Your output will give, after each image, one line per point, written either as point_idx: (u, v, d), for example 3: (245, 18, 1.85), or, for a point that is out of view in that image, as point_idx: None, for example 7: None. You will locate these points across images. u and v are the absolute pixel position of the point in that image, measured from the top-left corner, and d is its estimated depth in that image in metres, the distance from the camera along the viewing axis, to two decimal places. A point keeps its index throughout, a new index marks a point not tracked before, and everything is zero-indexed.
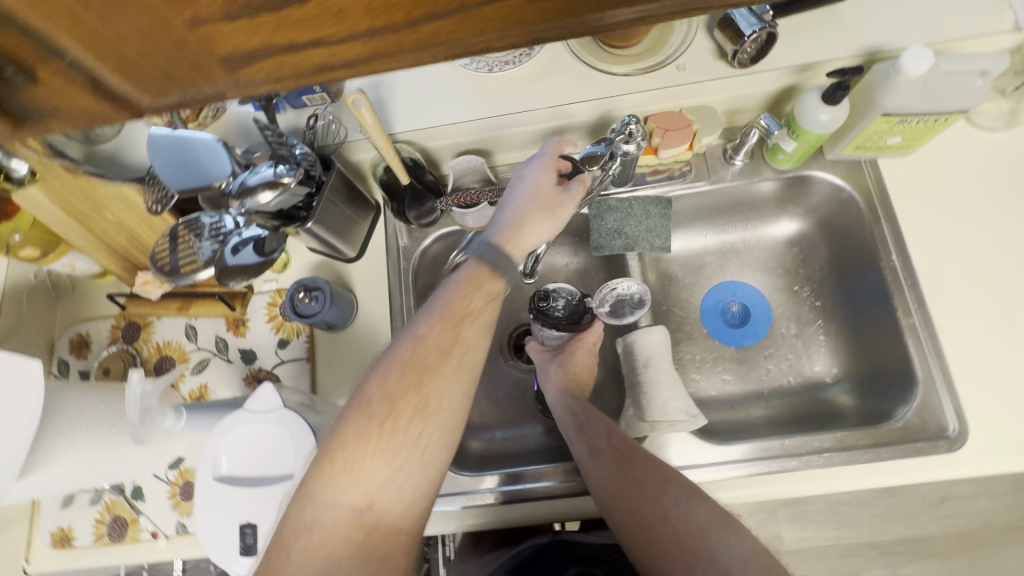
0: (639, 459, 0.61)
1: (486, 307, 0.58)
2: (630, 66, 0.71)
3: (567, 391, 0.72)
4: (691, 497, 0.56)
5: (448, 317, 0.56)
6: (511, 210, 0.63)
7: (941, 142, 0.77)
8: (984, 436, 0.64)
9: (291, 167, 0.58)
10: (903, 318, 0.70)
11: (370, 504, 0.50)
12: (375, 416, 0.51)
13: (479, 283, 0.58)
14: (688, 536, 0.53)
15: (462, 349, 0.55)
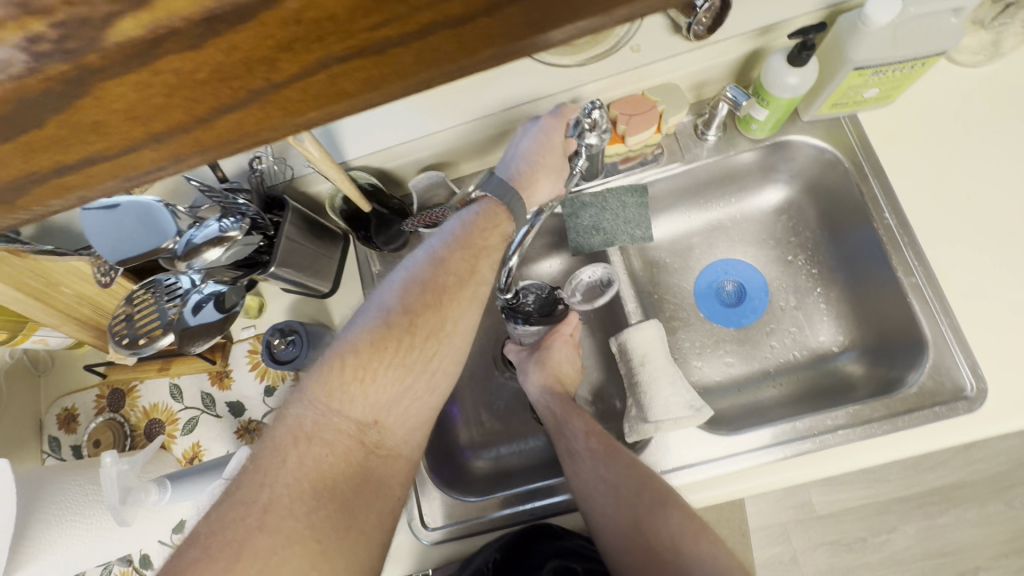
0: (618, 460, 0.61)
1: (473, 263, 0.58)
2: (581, 56, 0.67)
3: (548, 390, 0.71)
4: (666, 507, 0.57)
5: (467, 246, 0.58)
6: (521, 168, 0.65)
7: (923, 86, 0.72)
8: (1006, 391, 0.61)
9: (237, 219, 0.56)
10: (903, 276, 0.67)
11: (374, 422, 0.50)
12: (393, 331, 0.52)
13: (490, 217, 0.60)
14: (659, 550, 0.56)
15: (478, 281, 0.57)
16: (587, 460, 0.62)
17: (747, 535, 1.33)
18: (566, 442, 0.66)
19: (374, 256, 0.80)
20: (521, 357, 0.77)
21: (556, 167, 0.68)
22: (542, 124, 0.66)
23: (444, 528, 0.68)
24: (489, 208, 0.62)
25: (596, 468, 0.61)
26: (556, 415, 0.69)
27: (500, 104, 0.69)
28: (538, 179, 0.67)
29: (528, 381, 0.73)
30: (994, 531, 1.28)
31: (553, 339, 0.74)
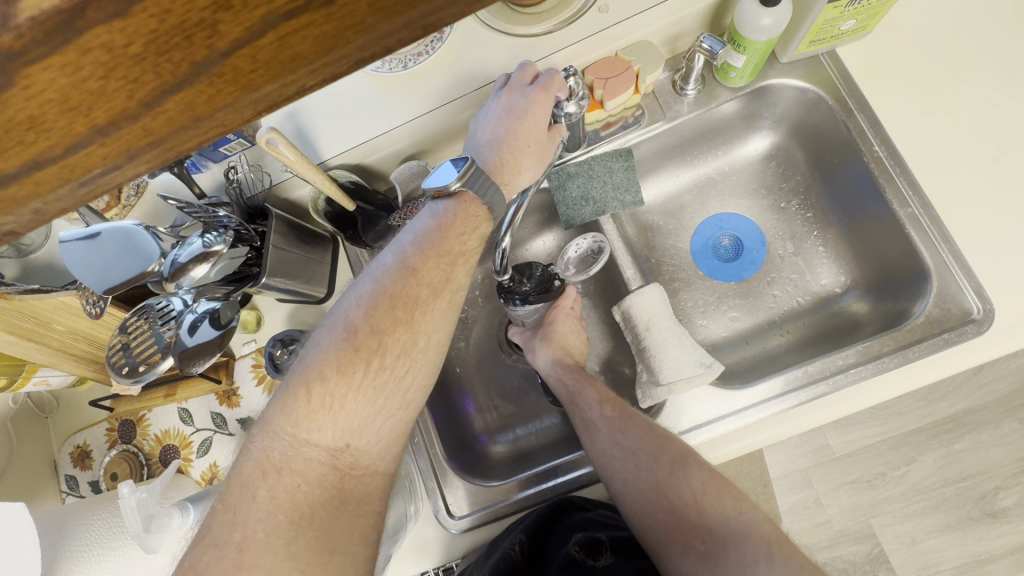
0: (636, 425, 0.61)
1: (443, 270, 0.56)
2: (548, 24, 0.65)
3: (559, 362, 0.70)
4: (687, 468, 0.57)
5: (442, 252, 0.56)
6: (496, 151, 0.61)
7: (900, 11, 0.70)
8: (1010, 310, 0.61)
9: (220, 232, 0.54)
10: (899, 210, 0.66)
11: (346, 445, 0.49)
12: (361, 352, 0.51)
13: (470, 214, 0.58)
14: (683, 509, 0.56)
15: (453, 289, 0.57)
16: (604, 429, 0.62)
17: (769, 485, 1.35)
18: (581, 414, 0.65)
19: (366, 254, 0.79)
20: (524, 337, 0.77)
21: (538, 151, 0.64)
22: (520, 105, 0.61)
23: (470, 515, 0.68)
24: (461, 207, 0.58)
25: (612, 435, 0.61)
26: (566, 394, 0.69)
27: (473, 83, 0.67)
28: (520, 163, 0.63)
29: (538, 359, 0.72)
30: (1010, 450, 1.30)
31: (557, 314, 0.74)
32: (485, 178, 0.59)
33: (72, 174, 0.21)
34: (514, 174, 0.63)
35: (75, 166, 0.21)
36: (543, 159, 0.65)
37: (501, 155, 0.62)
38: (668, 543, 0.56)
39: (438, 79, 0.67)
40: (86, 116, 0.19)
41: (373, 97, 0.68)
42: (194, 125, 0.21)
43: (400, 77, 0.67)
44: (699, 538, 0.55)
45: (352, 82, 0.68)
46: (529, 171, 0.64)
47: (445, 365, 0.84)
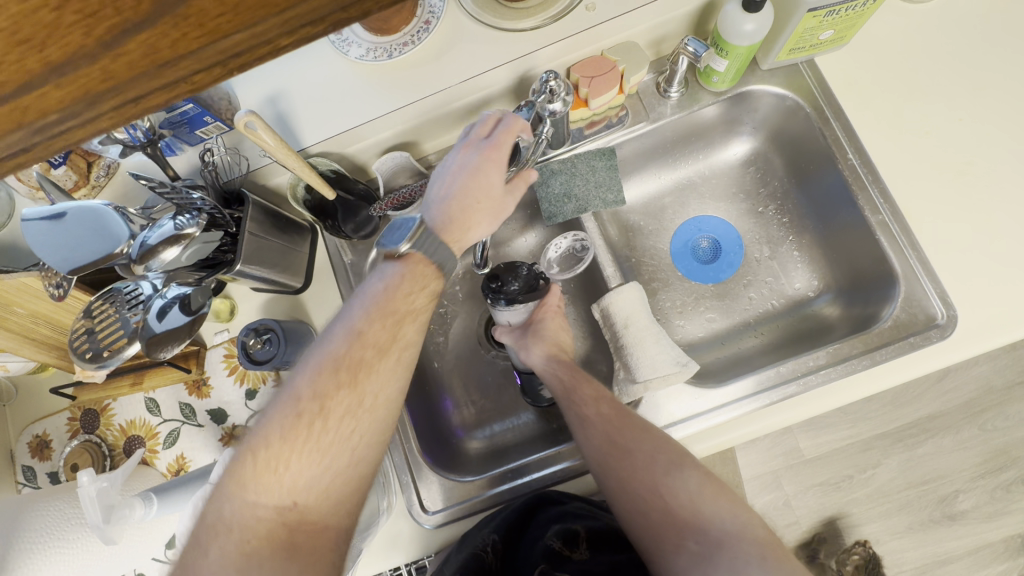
0: (630, 427, 0.61)
1: (395, 329, 0.54)
2: (540, 17, 0.65)
3: (554, 357, 0.69)
4: (684, 471, 0.57)
5: (392, 312, 0.54)
6: (445, 208, 0.60)
7: (875, 24, 0.73)
8: (971, 316, 0.63)
9: (194, 215, 0.51)
10: (870, 216, 0.68)
11: (295, 502, 0.48)
12: (307, 415, 0.49)
13: (421, 278, 0.56)
14: (680, 512, 0.55)
15: (404, 347, 0.54)
16: (597, 424, 0.62)
17: (741, 486, 1.37)
18: (574, 406, 0.65)
19: (345, 245, 0.77)
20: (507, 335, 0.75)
21: (495, 206, 0.62)
22: (471, 161, 0.60)
23: (444, 510, 0.68)
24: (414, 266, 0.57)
25: (606, 429, 0.61)
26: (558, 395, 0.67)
27: (458, 76, 0.67)
28: (474, 220, 0.61)
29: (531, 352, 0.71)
30: (970, 454, 1.35)
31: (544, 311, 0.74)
32: (432, 239, 0.58)
33: (31, 113, 0.26)
34: (464, 230, 0.60)
35: (34, 106, 0.26)
36: (501, 214, 0.62)
37: (448, 212, 0.59)
38: (663, 543, 0.55)
39: (423, 70, 0.67)
40: (44, 53, 0.25)
41: (357, 85, 0.67)
42: (153, 71, 0.26)
43: (385, 66, 0.67)
44: (693, 540, 0.54)
45: (335, 70, 0.67)
46: (484, 226, 0.61)
47: (424, 360, 0.83)
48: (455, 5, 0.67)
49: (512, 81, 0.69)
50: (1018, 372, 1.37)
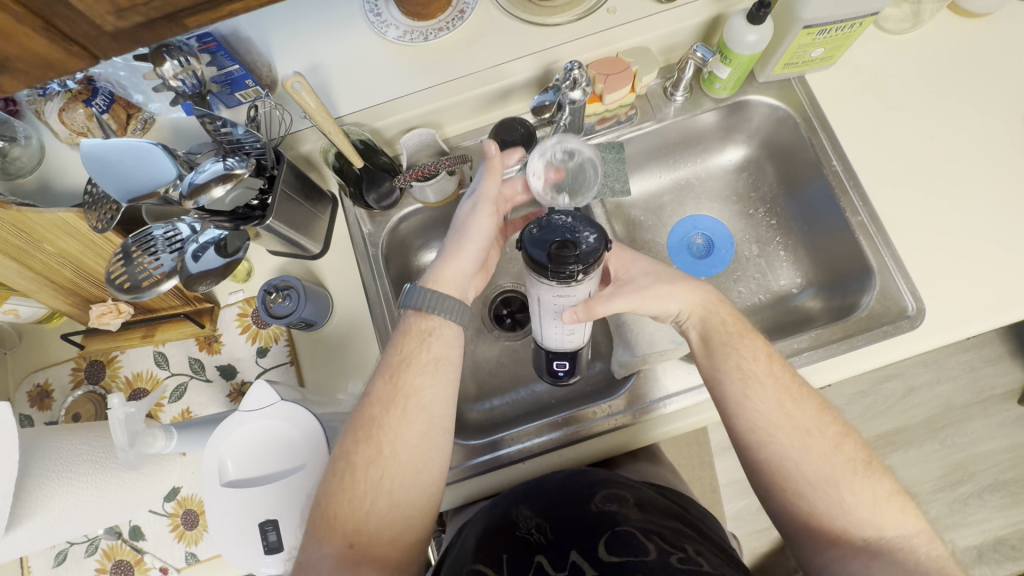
0: (806, 410, 0.58)
1: (406, 375, 0.50)
2: (566, 15, 0.71)
3: (707, 308, 0.63)
4: (864, 474, 0.56)
5: (396, 364, 0.51)
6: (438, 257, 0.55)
7: (858, 51, 0.82)
8: (938, 309, 0.70)
9: (243, 159, 0.55)
10: (851, 217, 0.75)
11: (350, 543, 0.45)
12: (340, 472, 0.47)
13: (413, 331, 0.52)
14: (855, 510, 0.55)
15: (409, 392, 0.49)
16: (770, 393, 0.58)
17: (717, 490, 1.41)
18: (739, 364, 0.60)
19: (364, 216, 0.80)
20: (616, 301, 0.59)
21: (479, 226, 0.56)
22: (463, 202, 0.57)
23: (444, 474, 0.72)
24: (410, 323, 0.53)
25: (782, 407, 0.58)
26: (712, 358, 0.62)
27: (486, 62, 0.72)
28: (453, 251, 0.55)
29: (675, 305, 0.63)
30: (931, 467, 1.43)
31: (623, 270, 0.65)
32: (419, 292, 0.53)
33: None
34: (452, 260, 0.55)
35: None
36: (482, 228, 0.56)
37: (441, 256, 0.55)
38: (820, 531, 0.56)
39: (454, 55, 0.72)
40: None
41: (391, 64, 0.72)
42: None
43: (419, 49, 0.72)
44: (860, 535, 0.55)
45: (371, 49, 0.72)
46: (465, 255, 0.55)
47: None
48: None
49: (534, 72, 0.75)
50: (975, 392, 1.47)
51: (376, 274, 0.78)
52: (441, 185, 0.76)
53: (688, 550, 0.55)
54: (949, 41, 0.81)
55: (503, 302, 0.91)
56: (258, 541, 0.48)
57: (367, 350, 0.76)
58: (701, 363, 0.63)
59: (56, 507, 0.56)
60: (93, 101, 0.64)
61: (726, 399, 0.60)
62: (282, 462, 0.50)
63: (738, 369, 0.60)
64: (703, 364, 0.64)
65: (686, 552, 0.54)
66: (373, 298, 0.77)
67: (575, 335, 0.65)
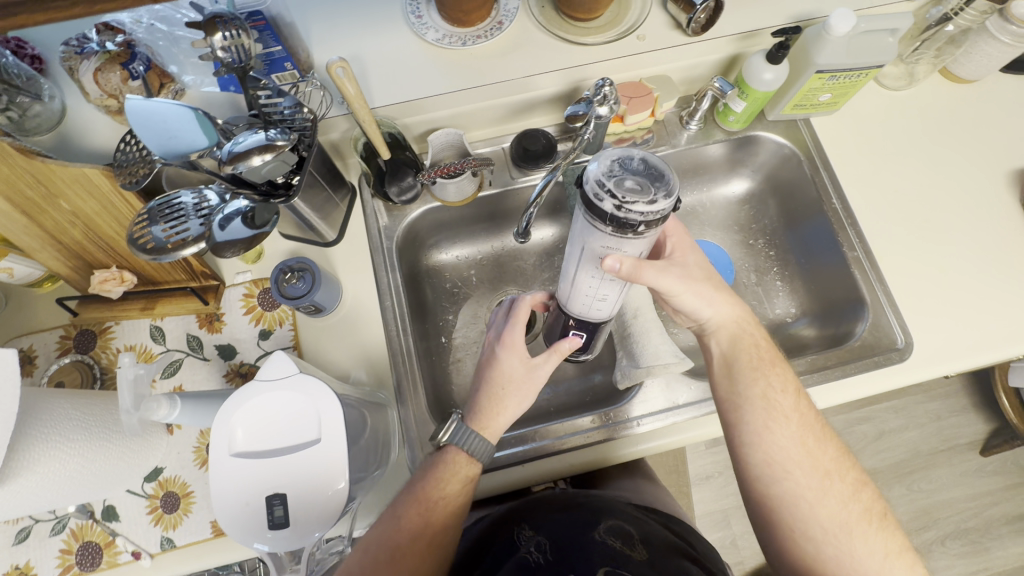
0: (825, 448, 0.62)
1: (440, 505, 0.61)
2: (598, 37, 0.75)
3: (734, 321, 0.67)
4: (879, 526, 0.60)
5: (424, 500, 0.61)
6: (478, 406, 0.65)
7: (859, 102, 0.88)
8: (924, 345, 0.74)
9: (286, 133, 0.55)
10: (848, 252, 0.80)
11: None
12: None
13: (455, 468, 0.63)
14: (866, 560, 0.58)
15: (439, 522, 0.61)
16: (792, 428, 0.62)
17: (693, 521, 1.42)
18: (763, 393, 0.64)
19: (381, 209, 0.81)
20: (663, 278, 0.61)
21: (519, 390, 0.65)
22: (501, 347, 0.66)
23: None
24: (446, 461, 0.64)
25: (804, 445, 0.61)
26: (734, 384, 0.65)
27: (518, 72, 0.75)
28: (502, 400, 0.65)
29: (711, 310, 0.66)
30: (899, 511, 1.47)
31: (680, 253, 0.66)
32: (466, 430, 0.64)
33: None
34: (497, 419, 0.65)
35: None
36: (534, 390, 0.66)
37: (485, 407, 0.65)
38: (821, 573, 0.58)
39: (489, 61, 0.75)
40: None
41: (428, 64, 0.74)
42: None
43: (456, 52, 0.74)
44: None
45: (408, 48, 0.74)
46: (512, 405, 0.65)
47: (433, 334, 0.86)
48: (526, 14, 0.76)
49: (562, 87, 0.78)
50: (943, 439, 1.53)
51: (388, 267, 0.78)
52: (461, 185, 0.78)
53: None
54: (940, 101, 0.88)
55: None
56: (263, 515, 0.46)
57: (371, 340, 0.76)
58: (721, 385, 0.66)
59: (40, 471, 0.54)
60: (132, 65, 0.64)
61: (745, 428, 0.63)
62: (293, 437, 0.48)
63: (763, 399, 0.63)
64: (723, 387, 0.67)
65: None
66: (383, 289, 0.77)
67: (602, 307, 0.66)
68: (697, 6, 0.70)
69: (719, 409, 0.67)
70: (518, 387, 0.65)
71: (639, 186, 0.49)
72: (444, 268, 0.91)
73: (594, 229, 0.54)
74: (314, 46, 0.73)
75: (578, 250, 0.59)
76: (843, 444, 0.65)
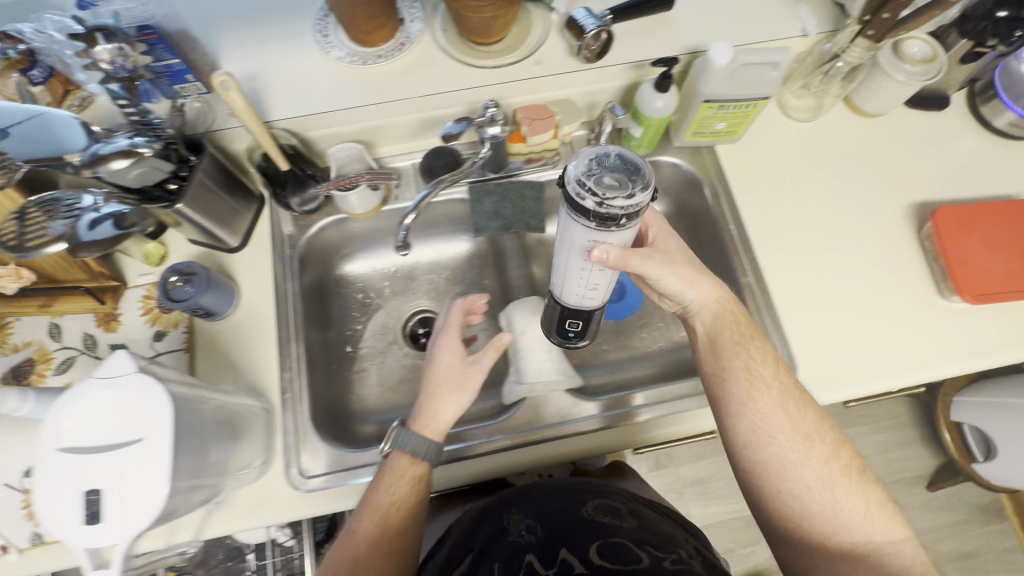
0: (807, 412, 0.63)
1: (394, 511, 0.63)
2: (497, 61, 0.77)
3: (720, 298, 0.68)
4: (861, 482, 0.61)
5: (378, 506, 0.63)
6: (419, 405, 0.69)
7: (767, 132, 0.90)
8: (807, 372, 0.75)
9: (149, 140, 0.57)
10: (740, 278, 0.81)
11: None
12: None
13: (404, 473, 0.65)
14: (850, 513, 0.59)
15: (396, 526, 0.63)
16: (774, 395, 0.64)
17: None
18: (746, 363, 0.66)
19: (288, 218, 0.83)
20: (648, 264, 0.64)
21: (456, 386, 0.68)
22: (438, 345, 0.72)
23: (319, 476, 0.70)
24: (395, 467, 0.65)
25: (785, 411, 0.63)
26: (719, 358, 0.67)
27: (418, 91, 0.77)
28: (441, 397, 0.68)
29: (695, 290, 0.68)
30: None
31: (662, 239, 0.69)
32: (410, 436, 0.66)
33: None
34: (436, 414, 0.67)
35: None
36: (473, 386, 0.68)
37: (424, 406, 0.68)
38: (811, 530, 0.60)
39: (390, 80, 0.77)
40: None
41: (330, 80, 0.76)
42: None
43: (358, 70, 0.77)
44: (849, 539, 0.59)
45: (312, 64, 0.77)
46: (452, 401, 0.67)
47: (338, 342, 0.88)
48: (430, 37, 0.79)
49: (465, 108, 0.80)
50: (890, 472, 1.51)
51: (286, 275, 0.81)
52: (364, 195, 0.80)
53: (681, 553, 0.62)
54: (845, 135, 0.90)
55: (420, 321, 0.93)
56: (78, 510, 0.47)
57: (263, 345, 0.77)
58: (706, 360, 0.69)
59: None
60: (32, 72, 0.69)
61: (728, 397, 0.65)
62: (119, 434, 0.49)
63: (746, 370, 0.65)
64: (707, 361, 0.69)
65: (678, 555, 0.61)
66: (280, 297, 0.79)
67: (594, 297, 0.67)
68: (586, 32, 0.72)
69: (705, 384, 0.69)
70: (456, 382, 0.69)
71: (618, 182, 0.50)
72: (357, 278, 0.92)
73: (576, 224, 0.54)
74: (221, 59, 0.76)
75: (560, 241, 0.60)
76: (823, 411, 0.66)
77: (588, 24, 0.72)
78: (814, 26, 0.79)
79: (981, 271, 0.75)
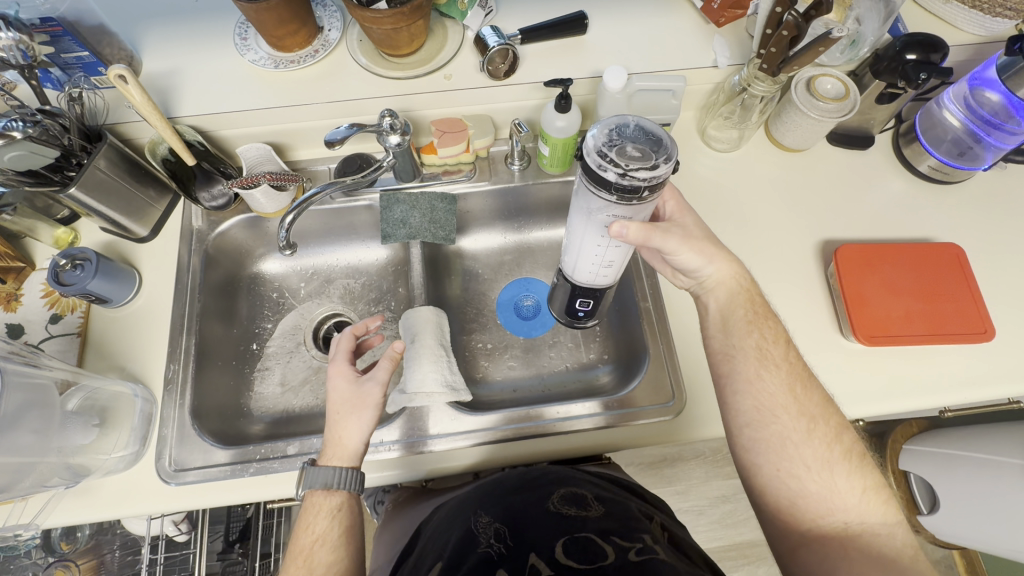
0: (812, 394, 0.62)
1: (319, 550, 0.59)
2: (408, 72, 0.79)
3: (732, 279, 0.67)
4: (858, 465, 0.60)
5: (300, 549, 0.59)
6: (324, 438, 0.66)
7: (686, 161, 0.90)
8: (692, 402, 0.74)
9: (28, 124, 0.61)
10: (640, 302, 0.81)
11: None
12: None
13: (322, 506, 0.61)
14: (846, 494, 0.59)
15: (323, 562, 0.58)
16: (781, 376, 0.63)
17: None
18: (758, 343, 0.65)
19: (199, 213, 0.85)
20: (666, 240, 0.62)
21: (357, 408, 0.65)
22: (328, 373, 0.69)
23: (191, 471, 0.70)
24: (313, 501, 0.62)
25: (792, 392, 0.62)
26: (729, 336, 0.66)
27: (329, 96, 0.78)
28: (341, 423, 0.65)
29: (712, 267, 0.66)
30: None
31: (679, 215, 0.68)
32: (318, 473, 0.62)
33: None
34: (341, 441, 0.64)
35: None
36: (373, 405, 0.65)
37: (328, 434, 0.65)
38: (803, 508, 0.59)
39: (302, 84, 0.79)
40: None
41: (244, 80, 0.78)
42: None
43: (272, 74, 0.79)
44: (841, 518, 0.58)
45: (228, 65, 0.79)
46: (353, 424, 0.64)
47: (243, 339, 0.88)
48: (346, 47, 0.81)
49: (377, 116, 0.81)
50: None
51: (190, 268, 0.82)
52: (273, 196, 0.80)
53: (645, 539, 0.55)
54: (764, 167, 0.90)
55: (334, 326, 0.93)
56: None
57: (158, 334, 0.78)
58: (715, 338, 0.68)
59: None
60: None
61: (734, 375, 0.64)
62: None
63: (756, 349, 0.64)
64: (716, 339, 0.68)
65: (643, 543, 0.54)
66: (184, 289, 0.80)
67: (606, 275, 0.68)
68: (491, 48, 0.74)
69: (711, 361, 0.68)
70: (355, 404, 0.65)
71: (640, 154, 0.50)
72: (272, 278, 0.93)
73: (597, 197, 0.55)
74: (139, 56, 0.78)
75: (579, 219, 0.61)
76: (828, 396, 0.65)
77: (493, 40, 0.74)
78: (726, 58, 0.80)
79: (878, 312, 0.74)
